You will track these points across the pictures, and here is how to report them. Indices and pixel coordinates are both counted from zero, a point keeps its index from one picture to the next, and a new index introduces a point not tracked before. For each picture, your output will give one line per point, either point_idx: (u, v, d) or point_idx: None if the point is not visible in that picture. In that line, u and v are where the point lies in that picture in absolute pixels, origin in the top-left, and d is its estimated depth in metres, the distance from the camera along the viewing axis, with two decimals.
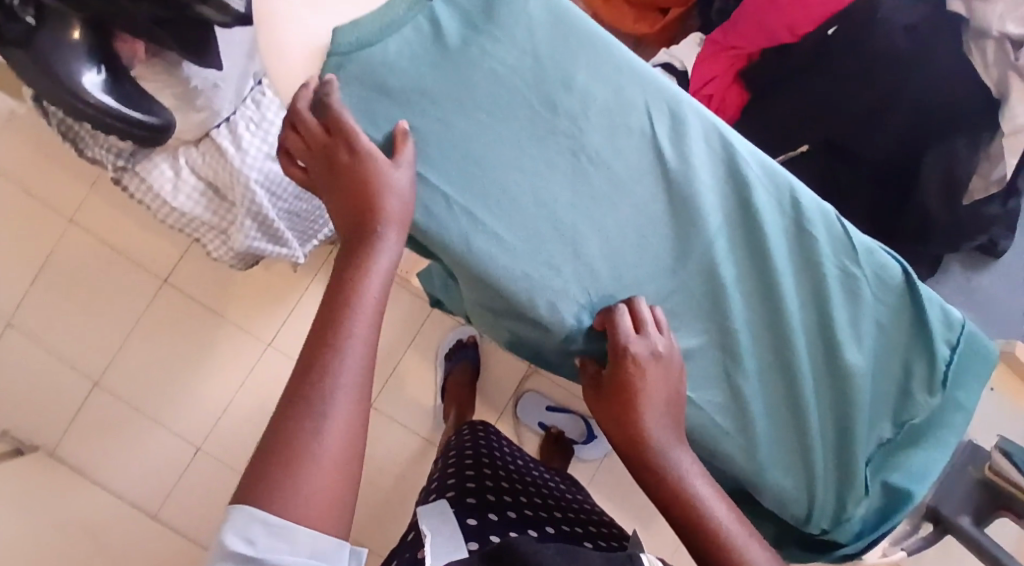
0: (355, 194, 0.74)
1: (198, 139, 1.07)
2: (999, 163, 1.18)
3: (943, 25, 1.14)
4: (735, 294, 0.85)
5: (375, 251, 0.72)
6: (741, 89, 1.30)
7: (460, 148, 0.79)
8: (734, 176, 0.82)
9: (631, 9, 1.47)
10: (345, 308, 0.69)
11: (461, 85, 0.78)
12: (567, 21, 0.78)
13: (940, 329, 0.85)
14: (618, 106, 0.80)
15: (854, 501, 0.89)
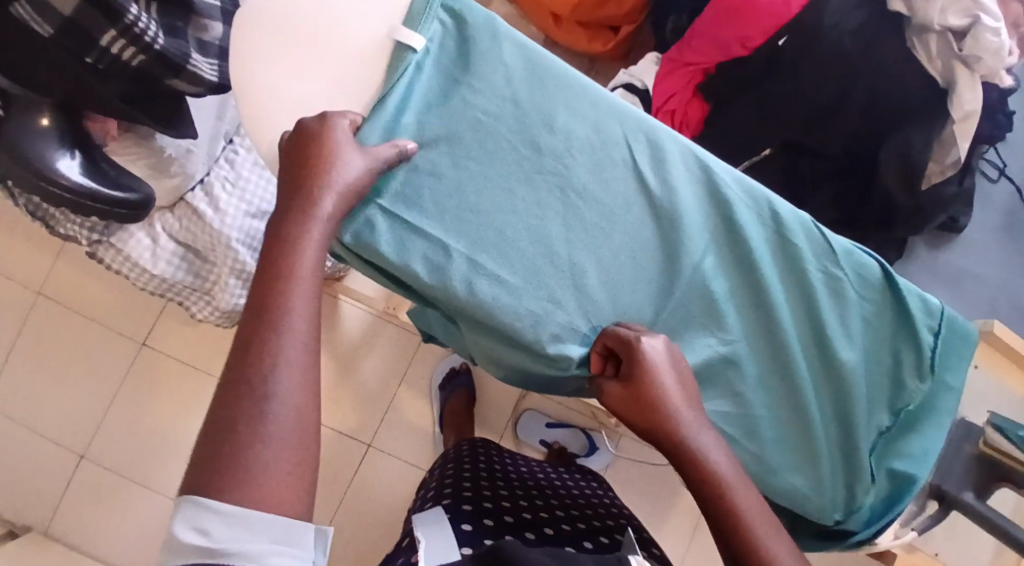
0: (298, 178, 0.74)
1: (173, 204, 1.09)
2: (952, 148, 1.21)
3: (884, 24, 1.18)
4: (731, 307, 0.87)
5: (305, 225, 0.72)
6: (701, 101, 1.34)
7: (454, 195, 0.82)
8: (714, 194, 0.86)
9: (584, 30, 1.49)
10: (277, 285, 0.68)
11: (450, 137, 0.82)
12: (540, 68, 0.84)
13: (922, 316, 0.87)
14: (599, 140, 0.84)
15: (862, 489, 0.88)
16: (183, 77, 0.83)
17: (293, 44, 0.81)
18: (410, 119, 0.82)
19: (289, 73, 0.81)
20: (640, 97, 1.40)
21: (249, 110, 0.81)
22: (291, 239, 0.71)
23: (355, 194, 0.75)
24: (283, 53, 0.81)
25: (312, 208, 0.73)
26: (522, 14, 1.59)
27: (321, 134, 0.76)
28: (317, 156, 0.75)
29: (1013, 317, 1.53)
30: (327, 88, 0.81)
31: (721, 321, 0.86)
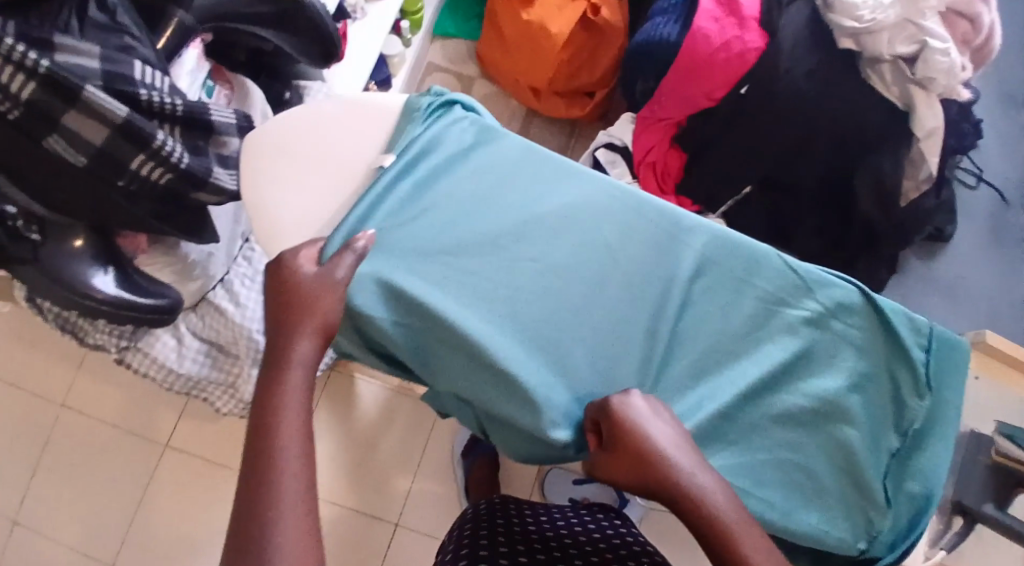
0: (278, 322, 0.82)
1: (196, 304, 1.14)
2: (923, 164, 1.28)
3: (838, 63, 1.24)
4: (716, 349, 0.92)
5: (289, 357, 0.79)
6: (678, 150, 1.44)
7: (443, 274, 0.89)
8: (691, 246, 0.94)
9: (561, 98, 1.62)
10: (270, 423, 0.75)
11: (439, 225, 0.91)
12: (512, 159, 0.95)
13: (911, 336, 0.91)
14: (574, 212, 0.93)
15: (876, 511, 0.89)
16: (207, 189, 0.90)
17: (291, 158, 0.95)
18: (399, 209, 0.92)
19: (281, 181, 0.94)
20: (621, 154, 1.47)
21: (251, 213, 0.95)
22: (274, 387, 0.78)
23: (333, 313, 0.83)
24: (274, 164, 0.95)
25: (288, 352, 0.79)
26: (503, 90, 1.71)
27: (291, 266, 0.86)
28: (297, 289, 0.83)
29: (1016, 315, 1.55)
30: (318, 192, 0.94)
31: (714, 378, 0.91)
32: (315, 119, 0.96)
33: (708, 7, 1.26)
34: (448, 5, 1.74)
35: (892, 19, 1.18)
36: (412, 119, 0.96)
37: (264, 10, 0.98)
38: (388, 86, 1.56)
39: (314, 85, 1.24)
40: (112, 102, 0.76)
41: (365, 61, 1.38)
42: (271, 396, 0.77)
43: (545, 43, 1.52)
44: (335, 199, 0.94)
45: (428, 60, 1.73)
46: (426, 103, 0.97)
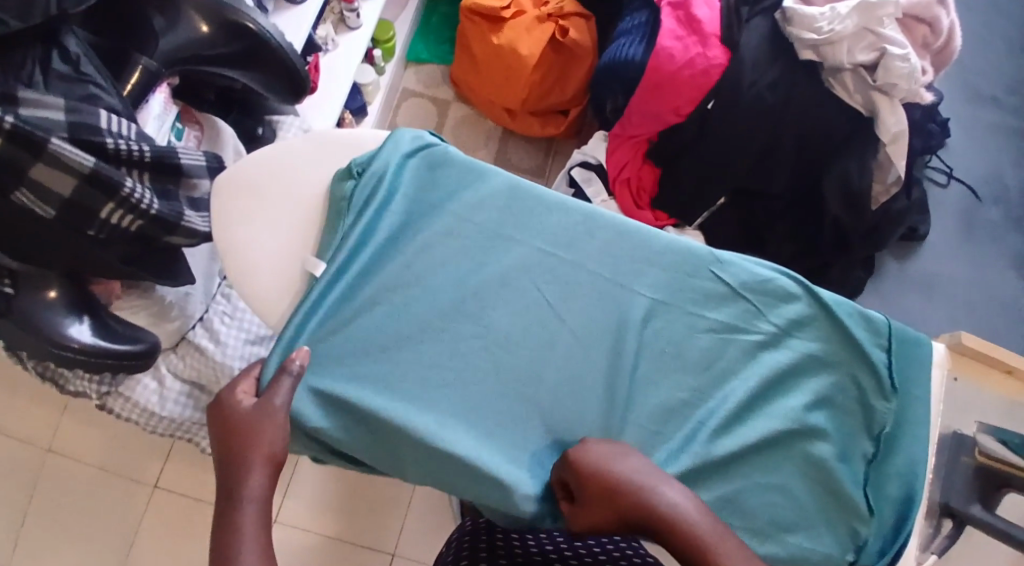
0: (224, 464, 0.82)
1: (175, 344, 1.14)
2: (890, 168, 1.32)
3: (799, 74, 1.27)
4: (680, 382, 0.93)
5: (239, 482, 0.80)
6: (652, 165, 1.45)
7: (397, 343, 0.91)
8: (646, 278, 0.96)
9: (535, 118, 1.65)
10: (229, 554, 0.76)
11: (401, 281, 0.94)
12: (466, 205, 0.97)
13: (869, 337, 0.94)
14: (531, 256, 0.96)
15: (861, 521, 0.90)
16: (178, 232, 0.90)
17: (258, 200, 0.95)
18: (351, 283, 0.93)
19: (251, 224, 0.95)
20: (595, 172, 1.49)
21: (224, 256, 0.95)
22: (227, 536, 0.78)
23: (271, 442, 0.82)
24: (247, 206, 0.95)
25: (235, 498, 0.79)
26: (478, 113, 1.72)
27: (227, 404, 0.85)
28: (235, 424, 0.83)
29: (993, 311, 1.57)
30: (292, 232, 0.95)
31: (681, 420, 0.92)
32: (280, 160, 0.97)
33: (670, 27, 1.28)
34: (420, 31, 1.76)
35: (850, 29, 1.20)
36: (348, 191, 0.94)
37: (226, 50, 0.99)
38: (363, 114, 1.56)
39: (287, 118, 1.23)
40: (78, 152, 0.76)
41: (339, 91, 1.39)
42: (225, 547, 0.77)
43: (516, 64, 1.54)
44: (302, 247, 0.95)
45: (403, 86, 1.73)
46: (349, 189, 0.95)
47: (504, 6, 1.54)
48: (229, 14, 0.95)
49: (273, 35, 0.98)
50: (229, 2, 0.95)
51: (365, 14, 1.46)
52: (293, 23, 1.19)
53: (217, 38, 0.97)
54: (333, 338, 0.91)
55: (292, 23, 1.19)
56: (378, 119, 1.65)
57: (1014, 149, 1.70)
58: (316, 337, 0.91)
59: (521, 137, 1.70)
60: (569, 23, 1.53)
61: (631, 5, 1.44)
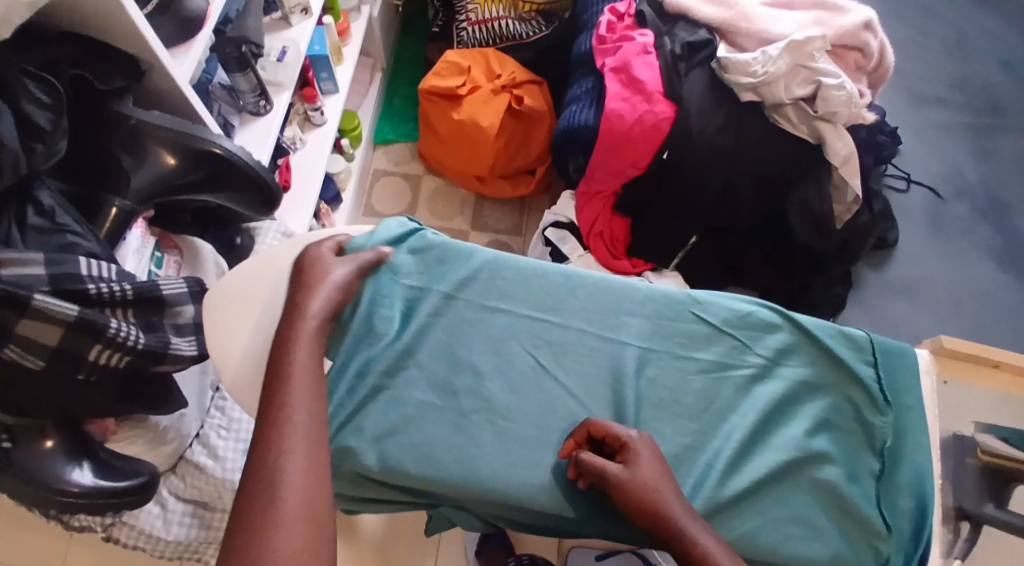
0: (293, 295, 0.90)
1: (174, 465, 1.14)
2: (847, 189, 1.34)
3: (747, 115, 1.33)
4: (682, 427, 0.95)
5: (309, 297, 0.88)
6: (621, 217, 1.48)
7: (399, 425, 0.91)
8: (635, 330, 0.99)
9: (505, 180, 1.69)
10: (283, 359, 0.83)
11: (393, 366, 0.94)
12: (454, 278, 0.99)
13: (855, 354, 0.99)
14: (522, 320, 0.98)
15: (880, 539, 0.91)
16: (167, 360, 0.91)
17: (245, 304, 0.94)
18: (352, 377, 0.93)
19: (242, 328, 0.93)
20: (569, 230, 1.51)
21: (219, 369, 0.93)
22: (291, 339, 0.85)
23: (336, 291, 0.90)
24: (234, 316, 0.94)
25: (279, 424, 0.77)
26: (450, 183, 1.76)
27: (314, 253, 0.94)
28: (308, 274, 0.91)
29: (976, 303, 1.59)
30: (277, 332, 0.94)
31: (689, 467, 0.93)
32: (261, 262, 0.97)
33: (615, 90, 1.34)
34: (384, 114, 1.82)
35: (784, 68, 1.26)
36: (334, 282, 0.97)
37: (195, 177, 1.02)
38: (338, 203, 1.57)
39: (264, 223, 1.26)
40: (58, 302, 0.79)
41: (313, 186, 1.42)
42: (290, 343, 0.84)
43: (479, 139, 1.59)
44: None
45: (374, 168, 1.77)
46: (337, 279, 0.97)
47: (460, 86, 1.59)
48: (193, 143, 0.99)
49: (238, 153, 1.01)
50: (193, 132, 0.99)
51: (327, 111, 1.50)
52: (259, 133, 1.22)
53: (185, 166, 1.00)
54: (339, 435, 0.91)
55: (259, 133, 1.22)
56: (354, 204, 1.68)
57: (965, 145, 1.75)
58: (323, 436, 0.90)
59: (496, 200, 1.74)
60: (522, 92, 1.60)
61: (576, 72, 1.50)
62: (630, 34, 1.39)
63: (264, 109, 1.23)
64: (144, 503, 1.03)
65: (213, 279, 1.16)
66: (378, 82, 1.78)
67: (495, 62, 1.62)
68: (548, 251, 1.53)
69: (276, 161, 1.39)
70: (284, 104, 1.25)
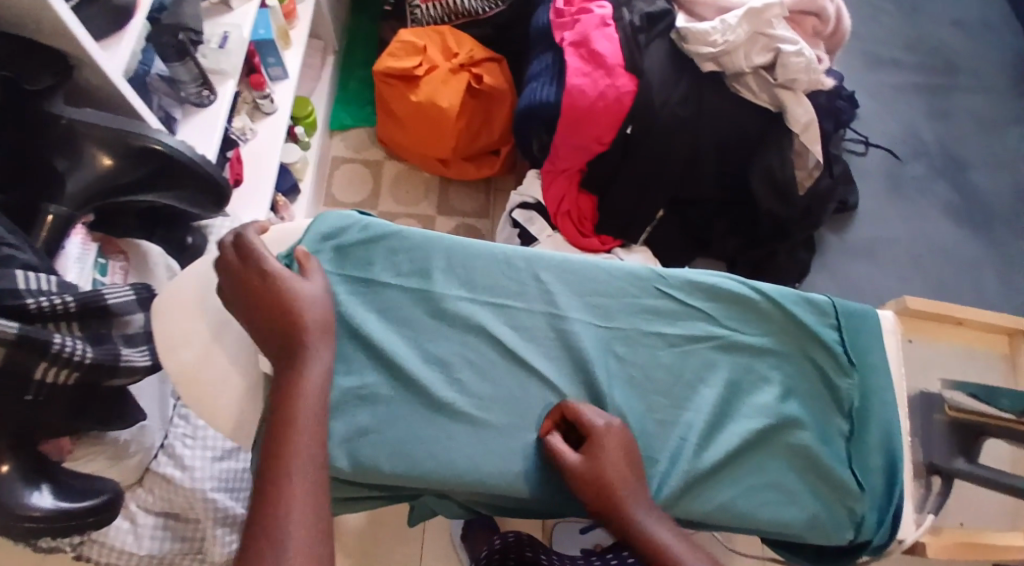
0: (283, 340, 0.83)
1: (140, 478, 1.10)
2: (807, 154, 1.33)
3: (708, 84, 1.32)
4: (656, 402, 0.94)
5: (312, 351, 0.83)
6: (588, 194, 1.45)
7: (361, 426, 0.88)
8: (601, 309, 0.98)
9: (469, 162, 1.66)
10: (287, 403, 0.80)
11: (348, 362, 0.90)
12: (411, 267, 0.96)
13: (818, 319, 1.00)
14: (485, 305, 0.96)
15: (855, 499, 0.94)
16: (120, 372, 0.87)
17: (203, 310, 0.91)
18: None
19: (201, 335, 0.90)
20: (536, 210, 1.49)
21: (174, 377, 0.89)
22: (290, 389, 0.81)
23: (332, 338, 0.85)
24: (187, 322, 0.90)
25: None
26: (413, 166, 1.72)
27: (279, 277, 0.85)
28: (308, 314, 0.84)
29: (938, 261, 1.60)
30: (230, 338, 0.91)
31: (662, 443, 0.92)
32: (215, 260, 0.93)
33: (576, 65, 1.31)
34: (339, 99, 1.77)
35: (743, 37, 1.25)
36: None
37: (137, 176, 0.97)
38: (296, 193, 1.53)
39: (215, 220, 1.21)
40: None
41: (266, 179, 1.38)
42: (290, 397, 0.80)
43: (438, 120, 1.55)
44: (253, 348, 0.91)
45: (332, 155, 1.72)
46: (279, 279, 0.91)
47: (416, 65, 1.55)
48: (133, 141, 0.94)
49: (178, 147, 0.97)
50: (131, 129, 0.94)
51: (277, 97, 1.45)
52: (204, 126, 1.18)
53: (125, 166, 0.96)
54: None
55: (204, 126, 1.18)
56: (314, 193, 1.63)
57: (925, 107, 1.75)
58: None
59: (460, 182, 1.71)
60: (482, 70, 1.56)
61: (535, 48, 1.47)
62: (588, 6, 1.36)
63: (208, 100, 1.18)
64: (105, 525, 0.98)
65: (164, 280, 1.13)
66: (331, 67, 1.73)
67: (452, 40, 1.59)
68: (515, 234, 1.51)
69: (225, 154, 1.33)
70: (230, 93, 1.21)
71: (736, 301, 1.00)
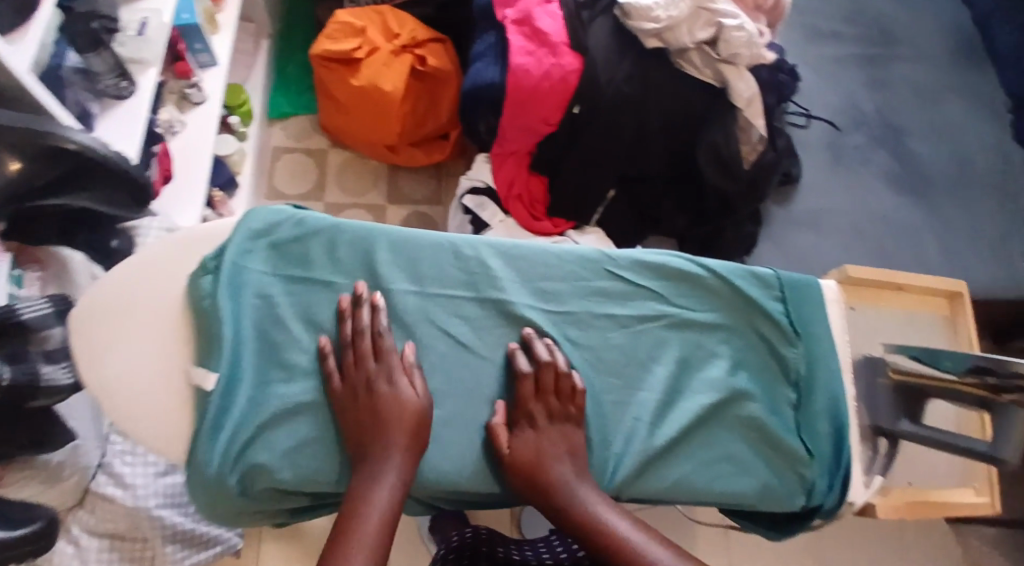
0: (365, 450, 0.83)
1: (80, 499, 1.10)
2: (751, 128, 1.32)
3: (654, 63, 1.29)
4: (608, 384, 0.93)
5: (386, 464, 0.82)
6: (539, 176, 1.43)
7: (302, 434, 0.85)
8: (548, 294, 0.95)
9: (418, 148, 1.61)
10: (354, 513, 0.79)
11: (287, 367, 0.87)
12: (348, 260, 0.92)
13: (763, 291, 0.99)
14: (426, 296, 0.92)
15: (805, 466, 0.94)
16: (41, 394, 0.85)
17: (128, 324, 0.87)
18: (254, 391, 0.86)
19: (129, 350, 0.87)
20: (486, 195, 1.46)
21: (106, 398, 0.86)
22: (360, 505, 0.80)
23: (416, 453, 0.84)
24: (111, 338, 0.87)
25: None
26: (360, 153, 1.66)
27: (393, 396, 0.85)
28: (396, 426, 0.83)
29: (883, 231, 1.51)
30: (158, 352, 0.87)
31: (617, 424, 0.92)
32: (134, 273, 0.89)
33: (519, 44, 1.29)
34: (277, 85, 1.70)
35: (686, 11, 1.24)
36: (201, 290, 0.87)
37: (51, 177, 0.91)
38: (232, 187, 1.46)
39: (143, 221, 1.18)
40: None
41: (199, 176, 1.31)
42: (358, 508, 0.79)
43: (382, 104, 1.50)
44: (178, 360, 0.87)
45: (273, 145, 1.66)
46: (207, 284, 0.88)
47: (354, 48, 1.49)
48: (43, 141, 0.88)
49: (91, 144, 0.91)
50: (40, 129, 0.88)
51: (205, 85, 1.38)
52: (127, 118, 1.11)
53: (36, 168, 0.89)
54: (246, 454, 0.84)
55: (124, 121, 1.11)
56: (254, 186, 1.56)
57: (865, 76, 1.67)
58: (225, 458, 0.83)
59: (410, 168, 1.67)
60: (425, 51, 1.52)
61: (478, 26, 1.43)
62: None
63: (127, 91, 1.12)
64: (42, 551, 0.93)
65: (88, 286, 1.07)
66: (264, 51, 1.66)
67: (393, 20, 1.53)
68: (467, 220, 1.47)
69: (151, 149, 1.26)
70: (151, 83, 1.14)
71: (682, 275, 0.98)
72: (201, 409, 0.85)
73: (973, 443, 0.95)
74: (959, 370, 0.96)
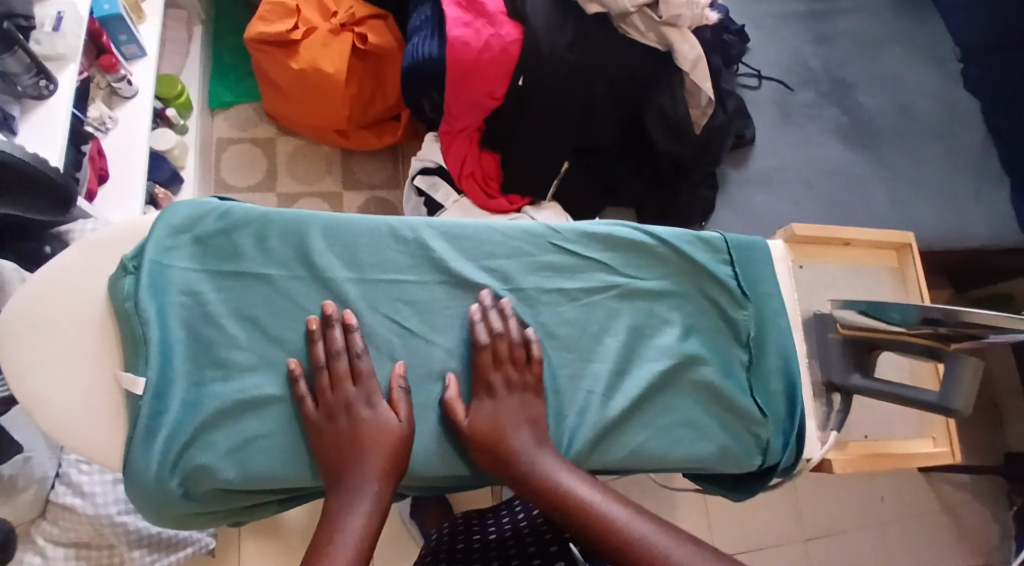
0: (340, 472, 0.82)
1: (42, 510, 1.13)
2: (698, 92, 1.32)
3: (594, 28, 1.30)
4: (562, 358, 0.94)
5: (363, 482, 0.81)
6: (490, 153, 1.41)
7: (242, 432, 0.85)
8: (492, 272, 0.95)
9: (369, 130, 1.59)
10: (330, 528, 0.79)
11: (226, 365, 0.87)
12: (284, 251, 0.90)
13: (712, 255, 1.00)
14: (367, 282, 0.91)
15: (759, 426, 0.96)
16: None
17: (50, 331, 0.86)
18: (189, 392, 0.85)
19: (55, 359, 0.86)
20: (437, 175, 1.44)
21: (36, 407, 0.85)
22: (335, 522, 0.79)
23: (397, 470, 0.84)
24: (35, 348, 0.86)
25: None
26: (309, 140, 1.63)
27: (377, 422, 0.84)
28: (376, 446, 0.83)
29: (838, 184, 1.49)
30: (82, 359, 0.86)
31: (572, 396, 0.92)
32: (51, 278, 0.87)
33: (455, 15, 1.27)
34: (215, 73, 1.66)
35: None
36: (124, 292, 0.86)
37: None
38: (176, 181, 1.43)
39: (76, 224, 1.15)
40: None
41: (135, 171, 1.31)
42: (332, 523, 0.79)
43: (326, 86, 1.47)
44: (108, 366, 0.86)
45: (216, 136, 1.62)
46: (128, 285, 0.86)
47: (290, 29, 1.45)
48: None
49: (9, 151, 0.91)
50: None
51: (136, 78, 1.38)
52: (48, 121, 1.08)
53: None
54: (186, 457, 0.84)
55: (45, 122, 1.08)
56: (199, 179, 1.53)
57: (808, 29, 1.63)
58: (163, 462, 0.83)
59: (364, 152, 1.64)
60: (365, 29, 1.48)
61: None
62: None
63: (49, 90, 1.09)
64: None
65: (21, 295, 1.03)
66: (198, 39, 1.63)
67: None
68: (422, 202, 1.46)
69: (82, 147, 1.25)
70: (71, 79, 1.12)
71: (630, 244, 0.98)
72: (133, 414, 0.85)
73: (920, 392, 0.96)
74: (908, 321, 0.97)
